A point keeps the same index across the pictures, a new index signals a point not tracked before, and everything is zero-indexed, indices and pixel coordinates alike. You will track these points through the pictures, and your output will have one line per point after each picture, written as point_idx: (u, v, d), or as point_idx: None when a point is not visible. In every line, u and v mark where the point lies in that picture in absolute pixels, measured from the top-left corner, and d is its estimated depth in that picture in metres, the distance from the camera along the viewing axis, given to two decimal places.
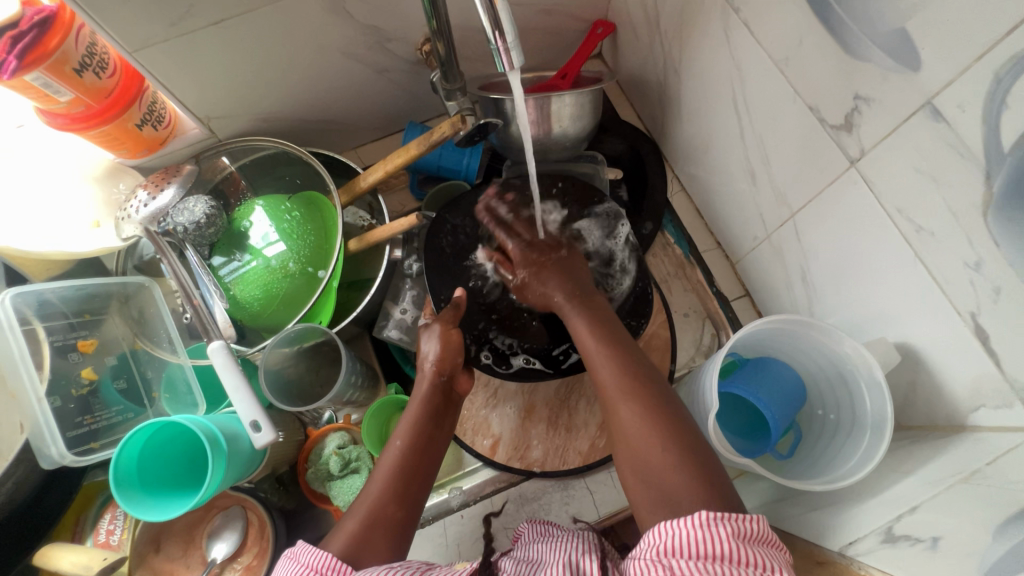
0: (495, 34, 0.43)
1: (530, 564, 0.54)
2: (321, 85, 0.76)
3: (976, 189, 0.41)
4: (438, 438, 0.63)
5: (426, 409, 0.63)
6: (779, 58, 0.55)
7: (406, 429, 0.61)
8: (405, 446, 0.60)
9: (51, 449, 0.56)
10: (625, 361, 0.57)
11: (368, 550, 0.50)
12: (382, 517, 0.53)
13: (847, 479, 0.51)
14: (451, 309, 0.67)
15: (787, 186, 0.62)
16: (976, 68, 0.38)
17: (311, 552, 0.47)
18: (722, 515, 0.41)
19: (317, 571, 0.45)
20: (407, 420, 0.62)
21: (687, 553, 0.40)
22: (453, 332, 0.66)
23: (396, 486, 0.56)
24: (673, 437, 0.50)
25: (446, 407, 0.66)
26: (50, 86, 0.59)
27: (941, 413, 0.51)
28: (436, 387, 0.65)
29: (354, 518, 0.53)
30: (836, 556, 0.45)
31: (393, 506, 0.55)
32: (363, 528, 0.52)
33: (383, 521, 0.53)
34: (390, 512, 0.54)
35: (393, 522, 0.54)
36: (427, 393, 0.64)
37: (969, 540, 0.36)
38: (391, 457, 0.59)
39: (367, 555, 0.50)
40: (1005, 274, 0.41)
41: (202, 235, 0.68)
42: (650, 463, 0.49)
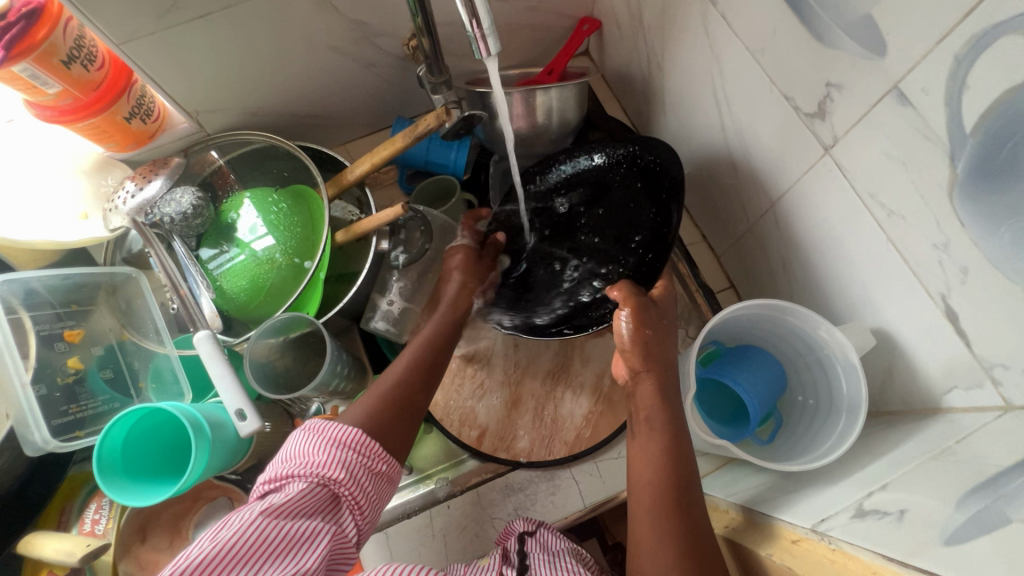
0: (472, 21, 0.44)
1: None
2: (307, 80, 0.76)
3: (941, 171, 0.42)
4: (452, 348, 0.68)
5: (448, 312, 0.70)
6: (756, 49, 0.56)
7: (431, 327, 0.68)
8: (427, 339, 0.67)
9: (34, 435, 0.56)
10: (668, 481, 0.52)
11: (388, 419, 0.58)
12: (406, 393, 0.60)
13: (825, 460, 0.51)
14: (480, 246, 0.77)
15: (767, 176, 0.63)
16: (937, 51, 0.39)
17: (336, 427, 0.54)
18: None
19: (346, 442, 0.53)
20: (429, 323, 0.69)
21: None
22: (472, 264, 0.75)
23: (419, 370, 0.63)
24: None
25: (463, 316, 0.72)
26: (37, 77, 0.60)
27: (917, 396, 0.52)
28: (462, 292, 0.72)
29: (376, 391, 0.60)
30: (807, 532, 0.42)
31: (415, 389, 0.62)
32: (385, 401, 0.59)
33: (405, 398, 0.60)
34: (414, 399, 0.61)
35: (413, 401, 0.61)
36: (452, 297, 0.72)
37: (935, 512, 0.36)
38: (417, 345, 0.66)
39: (383, 419, 0.57)
40: (971, 254, 0.42)
41: (188, 226, 0.69)
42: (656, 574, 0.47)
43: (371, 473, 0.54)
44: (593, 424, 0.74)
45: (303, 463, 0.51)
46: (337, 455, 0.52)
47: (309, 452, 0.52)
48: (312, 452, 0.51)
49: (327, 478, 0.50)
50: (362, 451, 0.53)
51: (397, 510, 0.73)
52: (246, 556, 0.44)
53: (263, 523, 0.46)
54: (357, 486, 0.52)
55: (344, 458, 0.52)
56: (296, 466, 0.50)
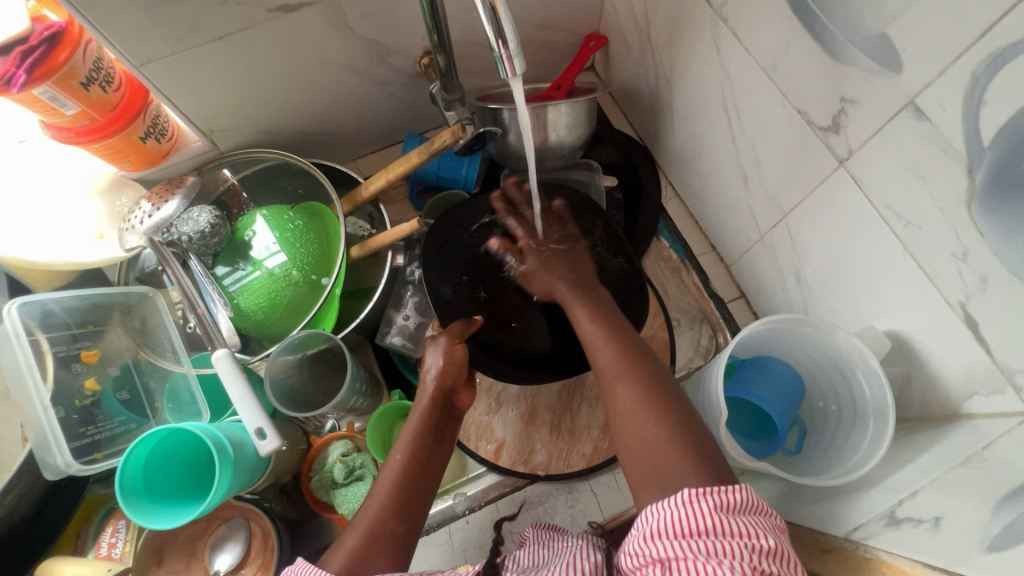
0: (497, 42, 0.45)
1: (531, 568, 0.54)
2: (320, 97, 0.77)
3: (958, 183, 0.43)
4: (440, 457, 0.62)
5: (424, 427, 0.62)
6: (767, 64, 0.58)
7: (406, 442, 0.60)
8: (405, 461, 0.59)
9: (56, 457, 0.56)
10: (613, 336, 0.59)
11: (370, 568, 0.50)
12: (381, 535, 0.52)
13: (865, 468, 0.50)
14: (462, 325, 0.67)
15: (778, 188, 0.64)
16: (954, 68, 0.40)
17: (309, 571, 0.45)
18: (705, 490, 0.41)
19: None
20: (408, 434, 0.61)
21: (671, 533, 0.40)
22: (458, 347, 0.66)
23: (395, 501, 0.55)
24: (659, 404, 0.51)
25: (448, 420, 0.66)
26: (57, 99, 0.60)
27: (936, 402, 0.52)
28: (437, 400, 0.65)
29: (353, 534, 0.53)
30: (841, 541, 0.45)
31: (393, 521, 0.54)
32: (363, 545, 0.51)
33: (382, 537, 0.53)
34: (390, 527, 0.54)
35: (394, 536, 0.53)
36: (428, 406, 0.64)
37: (970, 517, 0.37)
38: (392, 472, 0.58)
39: (363, 570, 0.50)
40: (992, 264, 0.43)
41: (206, 245, 0.69)
42: (651, 454, 0.48)
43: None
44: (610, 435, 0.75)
45: None
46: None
47: None
48: None
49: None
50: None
51: None
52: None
53: None
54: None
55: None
56: None
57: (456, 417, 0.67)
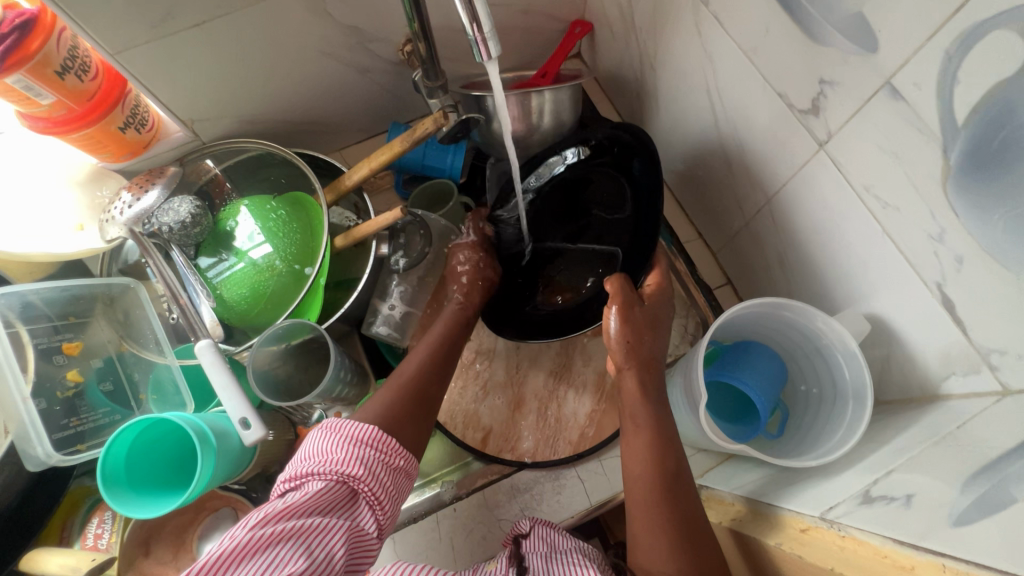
0: (472, 25, 0.45)
1: None
2: (302, 86, 0.76)
3: (934, 163, 0.43)
4: (462, 343, 0.72)
5: (457, 314, 0.73)
6: (748, 48, 0.57)
7: (443, 323, 0.72)
8: (439, 338, 0.70)
9: (37, 449, 0.56)
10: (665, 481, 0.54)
11: (409, 415, 0.61)
12: (421, 392, 0.64)
13: (841, 450, 0.51)
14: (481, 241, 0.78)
15: (762, 173, 0.64)
16: (928, 46, 0.40)
17: (352, 426, 0.56)
18: None
19: (363, 440, 0.55)
20: (442, 319, 0.72)
21: None
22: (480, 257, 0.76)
23: (434, 367, 0.67)
24: None
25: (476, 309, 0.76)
26: (32, 88, 0.60)
27: (915, 383, 0.53)
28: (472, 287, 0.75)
29: (390, 390, 0.63)
30: (816, 521, 0.43)
31: (430, 385, 0.65)
32: (401, 395, 0.62)
33: (421, 395, 0.64)
34: (427, 388, 0.65)
35: (427, 394, 0.64)
36: (464, 296, 0.74)
37: (941, 494, 0.37)
38: (427, 344, 0.69)
39: (400, 416, 0.61)
40: (966, 244, 0.43)
41: (187, 235, 0.69)
42: None
43: (389, 468, 0.56)
44: (597, 422, 0.75)
45: (323, 461, 0.53)
46: (359, 452, 0.54)
47: (327, 451, 0.54)
48: (331, 450, 0.54)
49: (348, 475, 0.52)
50: (380, 447, 0.55)
51: (402, 515, 0.72)
52: (285, 533, 0.46)
53: (280, 526, 0.46)
54: (375, 482, 0.54)
55: (363, 455, 0.54)
56: (314, 462, 0.53)
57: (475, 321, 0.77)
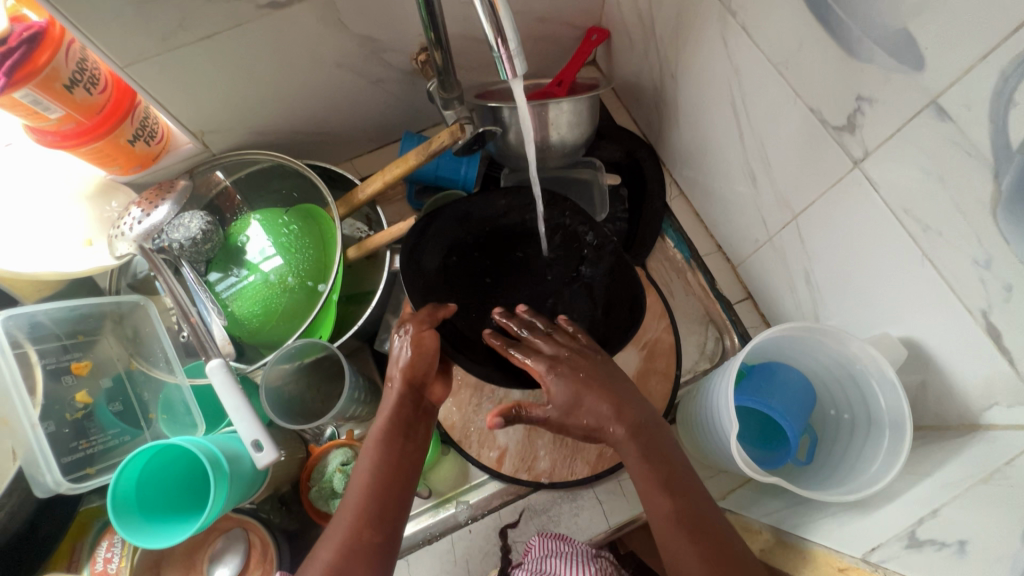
0: (497, 41, 0.43)
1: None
2: (314, 96, 0.75)
3: (983, 188, 0.41)
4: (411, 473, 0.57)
5: (393, 428, 0.58)
6: (779, 61, 0.55)
7: (372, 450, 0.56)
8: (374, 466, 0.55)
9: (45, 476, 0.55)
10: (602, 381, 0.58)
11: None
12: (359, 546, 0.51)
13: (880, 483, 0.48)
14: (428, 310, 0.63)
15: (790, 189, 0.62)
16: (981, 66, 0.38)
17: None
18: None
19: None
20: (373, 432, 0.58)
21: None
22: (426, 334, 0.61)
23: (369, 510, 0.53)
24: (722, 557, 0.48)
25: (418, 416, 0.61)
26: (40, 102, 0.58)
27: (954, 412, 0.51)
28: (405, 397, 0.60)
29: (328, 546, 0.51)
30: (855, 562, 0.41)
31: (369, 531, 0.52)
32: (339, 557, 0.49)
33: (357, 549, 0.50)
34: (366, 537, 0.51)
35: (373, 543, 0.51)
36: (395, 404, 0.59)
37: (996, 541, 0.35)
38: (359, 480, 0.55)
39: None
40: (1017, 273, 0.41)
41: (197, 251, 0.67)
42: None
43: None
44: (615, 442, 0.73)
45: None
46: None
47: None
48: None
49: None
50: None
51: (418, 535, 0.71)
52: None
53: None
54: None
55: None
56: None
57: (430, 413, 0.63)
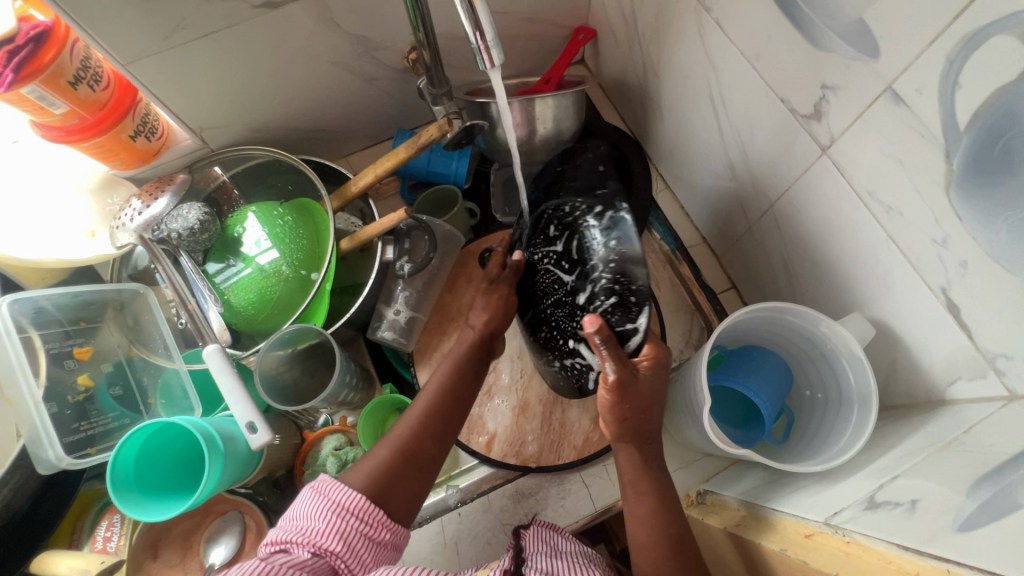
0: (475, 34, 0.45)
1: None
2: (309, 94, 0.77)
3: (937, 167, 0.43)
4: (449, 425, 0.62)
5: (465, 359, 0.67)
6: (751, 54, 0.58)
7: (445, 372, 0.65)
8: (440, 385, 0.64)
9: (49, 452, 0.57)
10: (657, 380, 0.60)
11: (396, 485, 0.57)
12: (418, 453, 0.59)
13: (846, 455, 0.51)
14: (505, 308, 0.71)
15: (765, 179, 0.64)
16: (929, 52, 0.40)
17: (340, 490, 0.54)
18: None
19: (348, 508, 0.53)
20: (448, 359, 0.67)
21: None
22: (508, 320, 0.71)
23: (434, 422, 0.61)
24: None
25: (485, 357, 0.69)
26: (45, 98, 0.61)
27: (922, 389, 0.53)
28: (481, 338, 0.69)
29: (386, 446, 0.59)
30: (820, 526, 0.43)
31: (429, 443, 0.60)
32: (398, 458, 0.58)
33: (415, 454, 0.59)
34: (427, 447, 0.60)
35: (427, 456, 0.60)
36: (473, 341, 0.68)
37: (948, 500, 0.37)
38: (429, 393, 0.63)
39: (387, 481, 0.57)
40: (970, 249, 0.43)
41: (195, 241, 0.70)
42: None
43: (373, 542, 0.53)
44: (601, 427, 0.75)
45: (297, 530, 0.52)
46: (339, 524, 0.52)
47: (306, 517, 0.52)
48: (310, 517, 0.52)
49: (325, 549, 0.51)
50: (364, 518, 0.53)
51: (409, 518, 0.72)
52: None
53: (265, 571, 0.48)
54: (354, 557, 0.52)
55: (344, 528, 0.52)
56: (291, 531, 0.51)
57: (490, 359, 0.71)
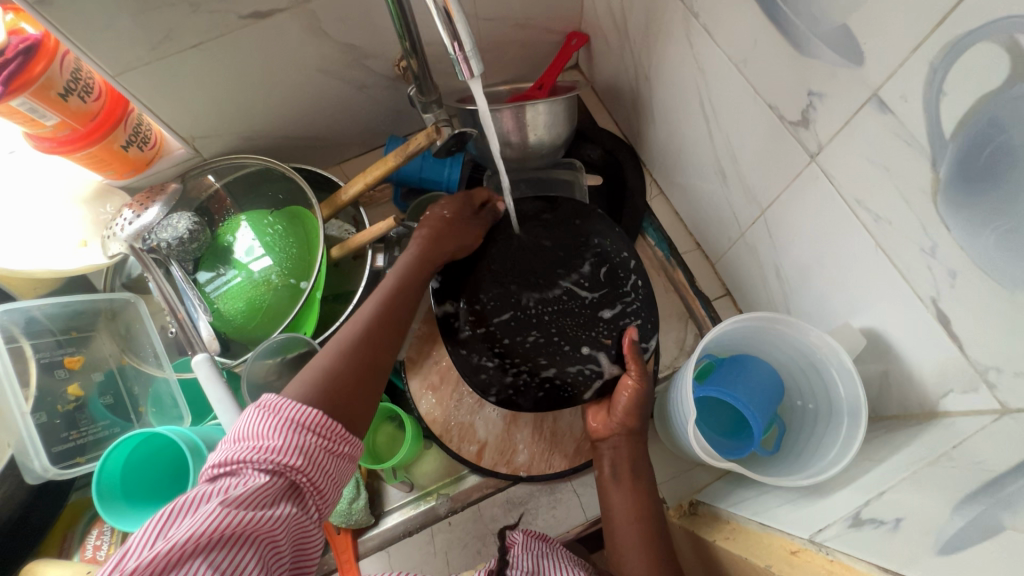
0: (453, 44, 0.45)
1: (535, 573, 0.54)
2: (300, 102, 0.78)
3: (924, 175, 0.42)
4: (378, 338, 0.62)
5: (409, 271, 0.69)
6: (738, 59, 0.57)
7: (392, 285, 0.67)
8: (382, 296, 0.66)
9: (33, 463, 0.57)
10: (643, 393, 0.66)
11: (339, 391, 0.56)
12: (361, 360, 0.60)
13: (835, 468, 0.50)
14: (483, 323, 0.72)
15: (756, 184, 0.63)
16: (913, 59, 0.39)
17: (292, 408, 0.50)
18: None
19: (304, 424, 0.50)
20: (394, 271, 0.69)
21: None
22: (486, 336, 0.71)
23: (376, 330, 0.63)
24: None
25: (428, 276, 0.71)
26: (36, 110, 0.62)
27: (914, 400, 0.51)
28: (426, 255, 0.70)
29: (327, 356, 0.59)
30: (805, 543, 0.42)
31: (371, 350, 0.61)
32: (343, 362, 0.58)
33: (359, 360, 0.59)
34: (367, 354, 0.60)
35: (371, 362, 0.60)
36: (419, 251, 0.70)
37: (932, 519, 0.36)
38: (371, 304, 0.65)
39: (331, 385, 0.56)
40: (958, 258, 0.42)
41: (185, 250, 0.70)
42: None
43: (334, 456, 0.51)
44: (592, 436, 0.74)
45: (251, 449, 0.47)
46: (298, 439, 0.49)
47: (258, 436, 0.48)
48: (263, 436, 0.48)
49: (287, 464, 0.47)
50: (322, 432, 0.50)
51: (398, 527, 0.73)
52: (206, 549, 0.40)
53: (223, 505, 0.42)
54: (317, 470, 0.49)
55: (303, 443, 0.49)
56: (243, 449, 0.47)
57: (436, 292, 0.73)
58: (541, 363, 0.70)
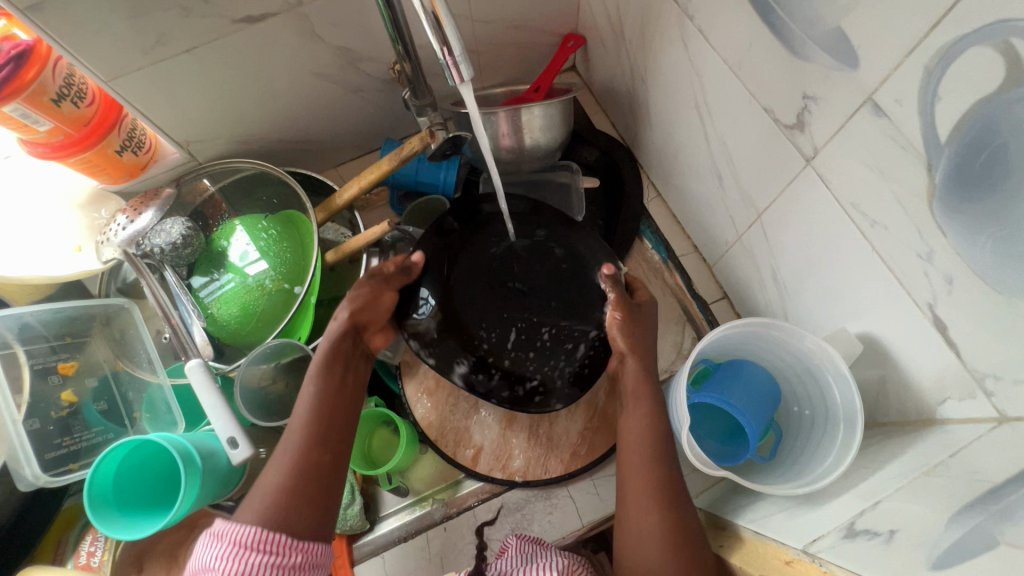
0: (443, 50, 0.45)
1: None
2: (294, 106, 0.77)
3: (919, 181, 0.41)
4: (318, 437, 0.56)
5: (331, 359, 0.61)
6: (733, 62, 0.56)
7: (314, 380, 0.59)
8: (316, 395, 0.59)
9: (26, 470, 0.58)
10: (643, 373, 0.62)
11: (298, 509, 0.52)
12: (310, 466, 0.54)
13: (830, 474, 0.49)
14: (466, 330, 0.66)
15: (752, 188, 0.63)
16: (907, 63, 0.39)
17: (236, 530, 0.49)
18: None
19: (246, 544, 0.48)
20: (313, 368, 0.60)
21: None
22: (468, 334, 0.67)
23: (315, 431, 0.56)
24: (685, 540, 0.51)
25: (356, 352, 0.64)
26: (29, 116, 0.61)
27: (912, 407, 0.51)
28: (346, 333, 0.63)
29: (275, 472, 0.54)
30: (799, 553, 0.42)
31: (317, 452, 0.55)
32: (291, 479, 0.53)
33: (310, 469, 0.54)
34: (315, 458, 0.55)
35: (321, 467, 0.55)
36: (337, 335, 0.63)
37: (927, 532, 0.36)
38: (304, 408, 0.58)
39: (290, 508, 0.52)
40: (955, 264, 0.41)
41: (178, 256, 0.70)
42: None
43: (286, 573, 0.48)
44: (589, 441, 0.74)
45: None
46: (238, 563, 0.47)
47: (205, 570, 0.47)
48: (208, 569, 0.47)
49: None
50: (266, 548, 0.48)
51: (394, 532, 0.73)
52: None
53: None
54: None
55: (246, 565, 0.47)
56: None
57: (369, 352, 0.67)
58: (570, 347, 0.66)
